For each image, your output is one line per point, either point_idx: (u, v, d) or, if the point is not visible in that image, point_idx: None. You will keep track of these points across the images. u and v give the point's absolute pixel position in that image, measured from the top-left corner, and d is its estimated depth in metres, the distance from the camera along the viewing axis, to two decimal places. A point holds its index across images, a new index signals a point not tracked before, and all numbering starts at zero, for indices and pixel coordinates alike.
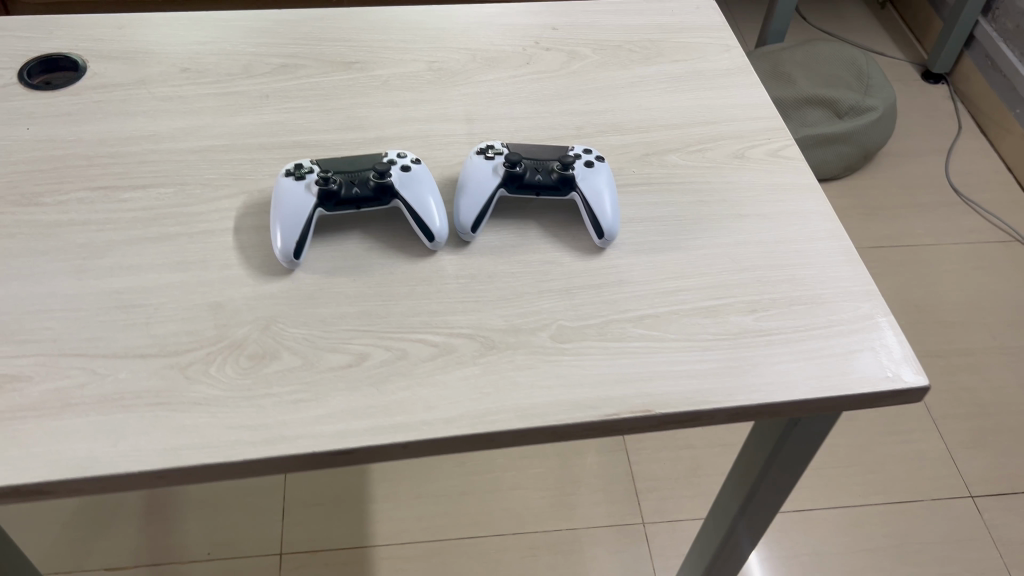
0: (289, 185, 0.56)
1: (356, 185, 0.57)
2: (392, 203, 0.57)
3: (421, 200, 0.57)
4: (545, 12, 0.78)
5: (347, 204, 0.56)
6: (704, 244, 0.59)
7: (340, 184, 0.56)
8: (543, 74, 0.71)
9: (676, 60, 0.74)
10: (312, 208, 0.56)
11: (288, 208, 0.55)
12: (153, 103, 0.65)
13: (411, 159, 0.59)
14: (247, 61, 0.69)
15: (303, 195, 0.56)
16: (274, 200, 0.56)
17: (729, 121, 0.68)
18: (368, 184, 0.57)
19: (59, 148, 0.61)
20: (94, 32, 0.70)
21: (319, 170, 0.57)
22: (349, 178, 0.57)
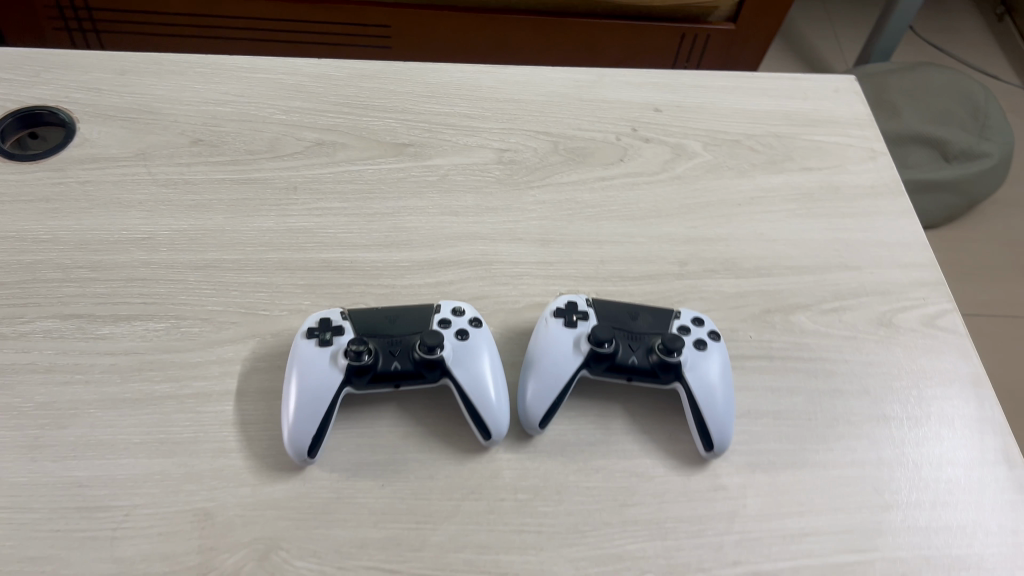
0: (311, 353, 0.43)
1: (397, 357, 0.44)
2: (439, 380, 0.44)
3: (477, 379, 0.44)
4: (648, 85, 0.62)
5: (384, 381, 0.43)
6: (840, 463, 0.46)
7: (376, 356, 0.43)
8: (640, 178, 0.56)
9: (808, 167, 0.59)
10: (337, 385, 0.43)
11: (305, 386, 0.42)
12: (153, 189, 0.52)
13: (470, 320, 0.46)
14: (274, 134, 0.56)
15: (327, 368, 0.43)
16: (290, 369, 0.43)
17: (873, 268, 0.54)
18: (412, 356, 0.43)
19: (29, 250, 0.49)
20: (90, 79, 0.57)
21: (351, 330, 0.44)
22: (388, 346, 0.44)
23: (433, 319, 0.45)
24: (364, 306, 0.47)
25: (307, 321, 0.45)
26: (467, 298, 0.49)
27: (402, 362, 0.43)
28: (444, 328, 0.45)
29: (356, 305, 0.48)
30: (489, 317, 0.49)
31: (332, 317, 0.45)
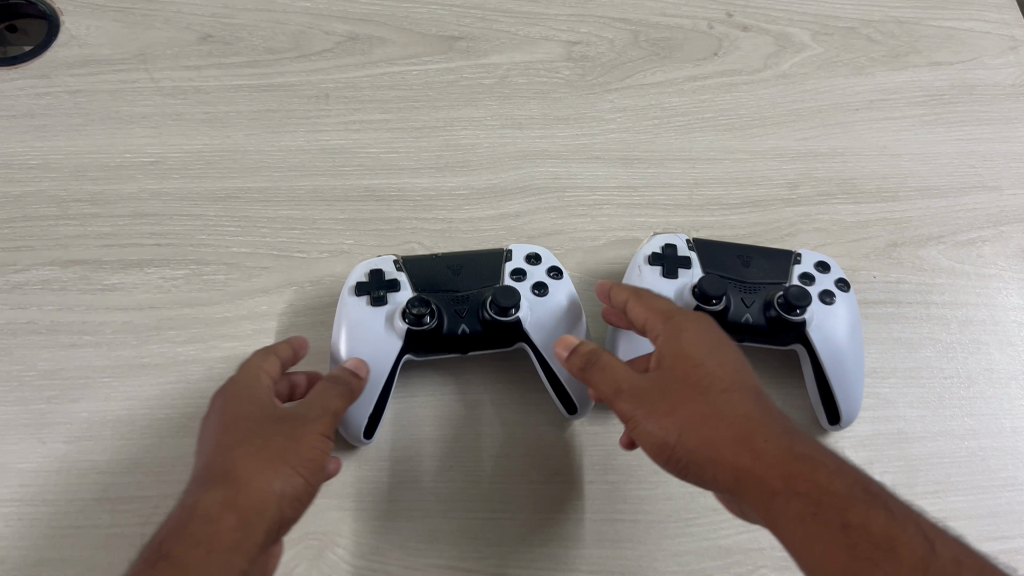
0: (361, 313, 0.36)
1: (464, 319, 0.36)
2: (513, 344, 0.37)
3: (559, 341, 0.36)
4: None
5: (448, 347, 0.36)
6: (983, 433, 0.38)
7: (439, 319, 0.36)
8: (738, 77, 0.47)
9: (936, 61, 0.49)
10: (393, 353, 0.35)
11: (355, 355, 0.35)
12: (158, 100, 0.44)
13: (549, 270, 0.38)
14: (298, 28, 0.46)
15: (381, 333, 0.35)
16: (337, 333, 0.36)
17: (1014, 187, 0.45)
18: (482, 317, 0.36)
19: (16, 179, 0.41)
20: None
21: (408, 285, 0.37)
22: (452, 306, 0.36)
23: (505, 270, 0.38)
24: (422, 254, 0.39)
25: (355, 276, 0.38)
26: (539, 233, 0.41)
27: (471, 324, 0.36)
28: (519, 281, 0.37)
29: (407, 245, 0.40)
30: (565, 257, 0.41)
31: (384, 269, 0.37)
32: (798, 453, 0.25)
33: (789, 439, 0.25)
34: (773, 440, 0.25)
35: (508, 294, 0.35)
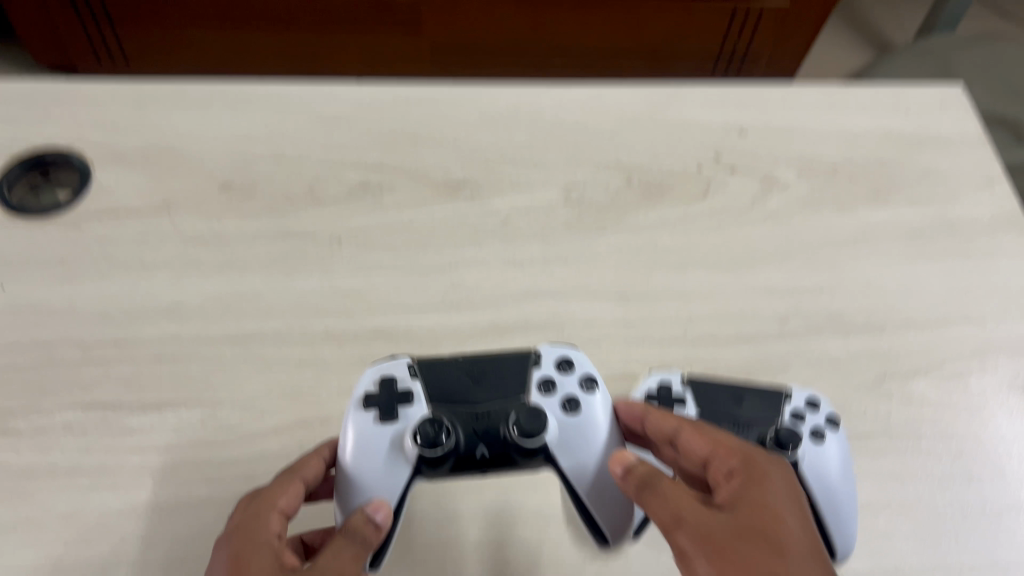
0: (378, 434, 0.38)
1: (485, 443, 0.38)
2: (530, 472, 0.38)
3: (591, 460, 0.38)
4: (729, 104, 0.55)
5: (465, 471, 0.38)
6: (978, 568, 0.39)
7: (454, 440, 0.38)
8: (727, 217, 0.50)
9: (915, 198, 0.52)
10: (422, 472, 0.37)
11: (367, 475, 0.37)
12: (180, 246, 0.46)
13: (580, 382, 0.39)
14: (314, 176, 0.50)
15: (399, 458, 0.38)
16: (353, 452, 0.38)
17: (998, 320, 0.47)
18: (501, 439, 0.38)
19: (44, 325, 0.43)
20: (106, 114, 0.51)
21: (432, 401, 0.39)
22: (476, 420, 0.38)
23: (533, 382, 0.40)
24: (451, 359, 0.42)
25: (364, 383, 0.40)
26: None
27: (487, 448, 0.38)
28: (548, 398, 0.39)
29: None
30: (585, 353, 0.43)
31: (400, 379, 0.39)
32: None
33: None
34: None
35: (532, 418, 0.37)
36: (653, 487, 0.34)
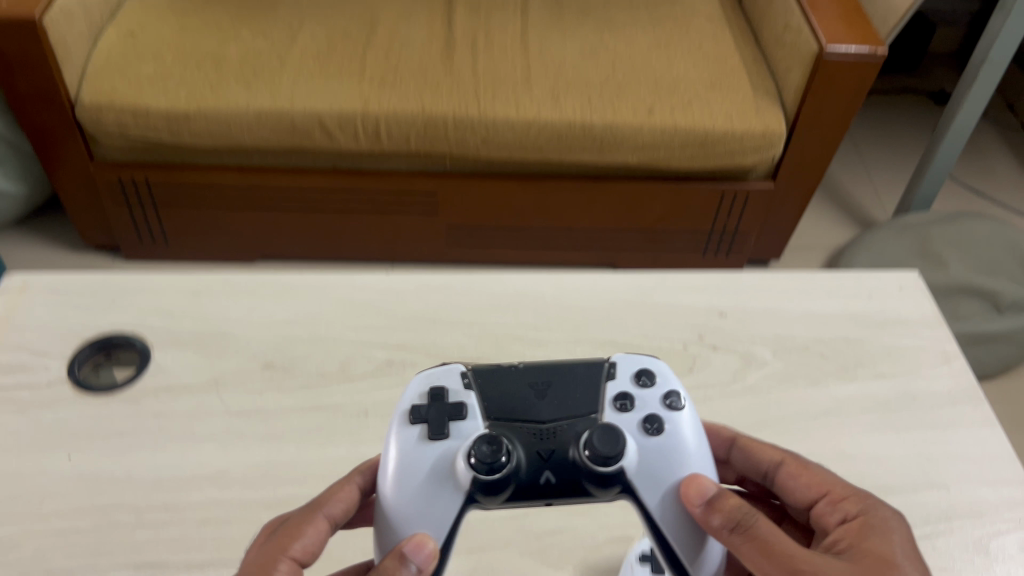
0: (437, 454, 0.47)
1: (557, 462, 0.46)
2: (597, 497, 0.46)
3: (654, 476, 0.46)
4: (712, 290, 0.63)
5: (538, 495, 0.46)
6: None
7: (522, 463, 0.46)
8: (713, 390, 0.56)
9: (877, 373, 0.58)
10: (497, 490, 0.45)
11: (416, 491, 0.46)
12: (224, 423, 0.54)
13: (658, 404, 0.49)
14: (346, 358, 0.58)
15: (445, 468, 0.46)
16: (417, 471, 0.47)
17: (956, 485, 0.52)
18: (572, 459, 0.47)
19: (106, 493, 0.50)
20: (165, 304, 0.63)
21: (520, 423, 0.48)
22: (547, 439, 0.47)
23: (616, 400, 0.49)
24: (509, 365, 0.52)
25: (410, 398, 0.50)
26: None
27: (556, 473, 0.46)
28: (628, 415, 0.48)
29: None
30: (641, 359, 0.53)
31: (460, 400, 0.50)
32: None
33: None
34: None
35: (606, 442, 0.46)
36: (750, 533, 0.43)
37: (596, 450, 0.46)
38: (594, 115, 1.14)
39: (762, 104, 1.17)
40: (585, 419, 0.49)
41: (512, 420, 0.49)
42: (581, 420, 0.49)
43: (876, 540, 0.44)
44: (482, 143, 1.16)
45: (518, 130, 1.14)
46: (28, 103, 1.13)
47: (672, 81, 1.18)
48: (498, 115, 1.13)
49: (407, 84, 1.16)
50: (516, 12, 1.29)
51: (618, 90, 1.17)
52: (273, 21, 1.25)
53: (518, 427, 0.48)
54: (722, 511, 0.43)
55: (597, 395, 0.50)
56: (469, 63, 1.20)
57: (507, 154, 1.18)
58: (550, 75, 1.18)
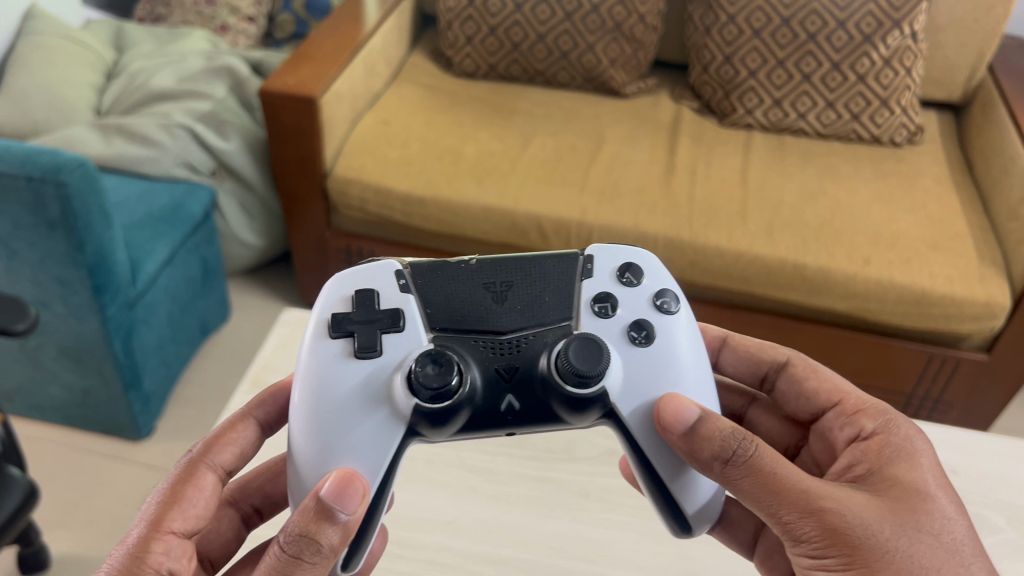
0: (374, 375, 0.49)
1: (519, 381, 0.49)
2: (572, 422, 0.49)
3: (634, 406, 0.50)
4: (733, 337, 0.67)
5: (496, 419, 0.49)
6: None
7: (478, 383, 0.48)
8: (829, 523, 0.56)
9: None
10: (446, 418, 0.47)
11: (340, 418, 0.48)
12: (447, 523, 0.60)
13: (643, 331, 0.51)
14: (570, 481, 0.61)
15: (371, 394, 0.48)
16: (351, 395, 0.48)
17: None
18: (539, 373, 0.49)
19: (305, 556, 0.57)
20: None
21: (486, 343, 0.50)
22: (507, 356, 0.49)
23: (597, 313, 0.51)
24: (462, 267, 0.53)
25: (334, 306, 0.51)
26: None
27: (518, 398, 0.49)
28: (623, 337, 0.51)
29: None
30: (623, 253, 0.55)
31: (404, 308, 0.51)
32: (888, 521, 0.48)
33: (889, 514, 0.49)
34: (877, 508, 0.49)
35: (583, 361, 0.48)
36: (747, 465, 0.48)
37: (573, 369, 0.48)
38: (808, 257, 1.14)
39: (986, 273, 1.13)
40: (556, 327, 0.51)
41: (467, 331, 0.50)
42: (549, 329, 0.50)
43: (894, 464, 0.53)
44: (690, 266, 1.18)
45: (728, 260, 1.16)
46: (288, 169, 1.27)
47: (892, 236, 1.17)
48: (710, 244, 1.16)
49: (626, 200, 1.22)
50: (738, 148, 1.33)
51: (834, 236, 1.17)
52: (509, 127, 1.36)
53: (474, 336, 0.50)
54: (716, 445, 0.48)
55: (572, 296, 0.52)
56: (686, 189, 1.24)
57: (713, 282, 1.19)
58: (766, 212, 1.20)
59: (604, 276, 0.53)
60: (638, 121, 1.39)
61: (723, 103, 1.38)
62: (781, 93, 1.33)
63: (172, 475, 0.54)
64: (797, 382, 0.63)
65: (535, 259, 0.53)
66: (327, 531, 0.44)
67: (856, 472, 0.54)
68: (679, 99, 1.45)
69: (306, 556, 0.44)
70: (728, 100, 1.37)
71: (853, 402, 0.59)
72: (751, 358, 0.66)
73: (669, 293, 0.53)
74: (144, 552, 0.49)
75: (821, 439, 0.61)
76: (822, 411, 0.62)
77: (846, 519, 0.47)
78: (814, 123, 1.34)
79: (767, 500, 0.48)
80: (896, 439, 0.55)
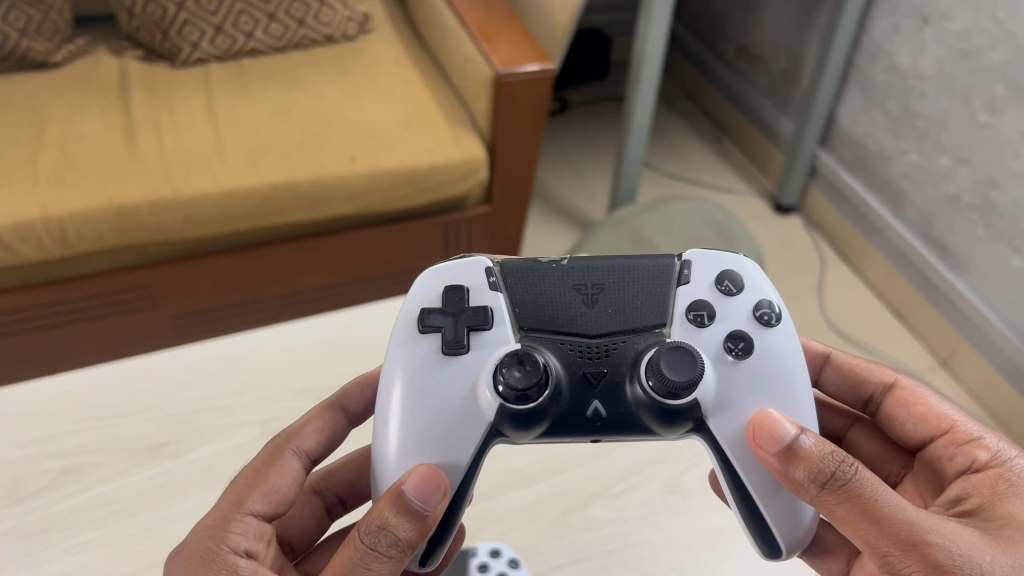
0: (461, 379, 0.51)
1: (605, 387, 0.52)
2: (660, 433, 0.51)
3: (726, 402, 0.52)
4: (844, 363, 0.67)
5: (582, 424, 0.51)
6: None
7: (568, 397, 0.51)
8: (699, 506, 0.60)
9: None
10: (532, 422, 0.50)
11: (437, 421, 0.51)
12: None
13: (744, 333, 0.53)
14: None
15: (464, 403, 0.51)
16: (433, 395, 0.51)
17: None
18: (625, 379, 0.52)
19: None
20: None
21: (551, 364, 0.52)
22: (595, 361, 0.52)
23: (697, 318, 0.53)
24: (554, 267, 0.55)
25: (425, 303, 0.54)
26: None
27: (604, 405, 0.51)
28: (723, 342, 0.53)
29: None
30: (727, 261, 0.56)
31: (496, 317, 0.53)
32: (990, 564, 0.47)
33: (994, 556, 0.48)
34: (986, 552, 0.47)
35: (676, 371, 0.50)
36: (843, 489, 0.47)
37: (662, 376, 0.50)
38: (297, 172, 1.12)
39: (458, 135, 1.22)
40: (647, 332, 0.53)
41: (557, 332, 0.53)
42: (640, 334, 0.53)
43: (1008, 501, 0.53)
44: (185, 223, 1.10)
45: (221, 204, 1.10)
46: None
47: (368, 128, 1.20)
48: (196, 192, 1.08)
49: (89, 177, 1.08)
50: (199, 86, 1.25)
51: (316, 144, 1.16)
52: None
53: (563, 339, 0.53)
54: (808, 464, 0.48)
55: (667, 301, 0.54)
56: (154, 145, 1.14)
57: (217, 229, 1.13)
58: (243, 140, 1.16)
59: (703, 284, 0.55)
60: (77, 88, 1.23)
61: (165, 43, 1.28)
62: (220, 19, 1.27)
63: (261, 458, 0.57)
64: (904, 405, 0.62)
65: (632, 263, 0.55)
66: (399, 522, 0.46)
67: (969, 506, 0.54)
68: (120, 52, 1.32)
69: (382, 547, 0.46)
70: (169, 39, 1.27)
71: (965, 432, 0.59)
72: (857, 376, 0.66)
73: (771, 305, 0.54)
74: (223, 532, 0.52)
75: (928, 467, 0.61)
76: (929, 439, 0.61)
77: (951, 555, 0.46)
78: (265, 39, 1.31)
79: (866, 528, 0.47)
80: (1011, 475, 0.55)
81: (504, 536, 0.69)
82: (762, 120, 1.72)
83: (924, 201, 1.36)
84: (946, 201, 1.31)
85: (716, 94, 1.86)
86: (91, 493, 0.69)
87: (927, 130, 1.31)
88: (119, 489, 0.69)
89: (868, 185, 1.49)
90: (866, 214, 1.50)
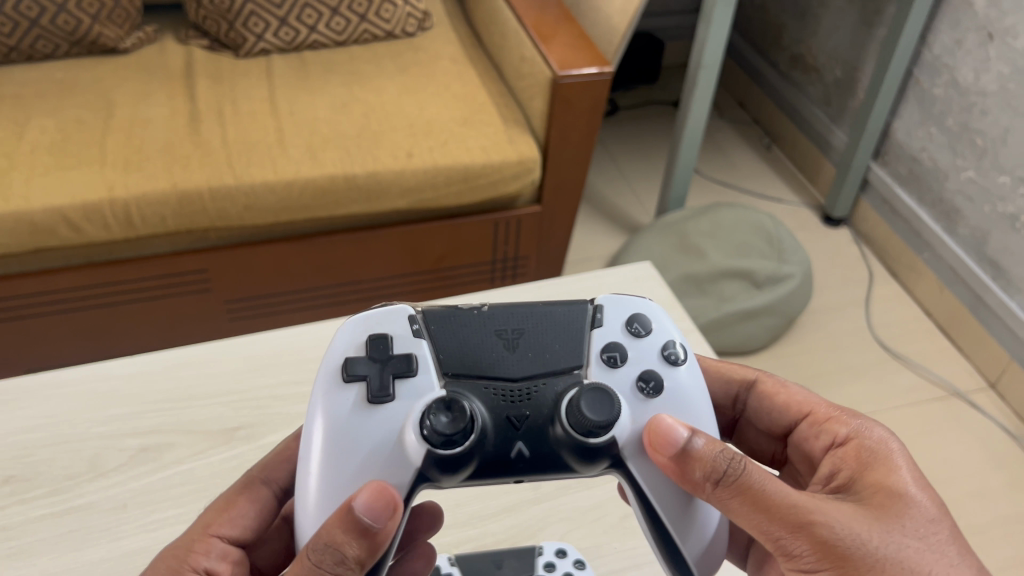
0: (387, 421, 0.48)
1: (529, 429, 0.48)
2: (580, 471, 0.48)
3: (638, 445, 0.48)
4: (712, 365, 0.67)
5: (505, 467, 0.47)
6: None
7: (490, 438, 0.47)
8: None
9: None
10: (457, 466, 0.46)
11: (359, 467, 0.46)
12: None
13: (654, 374, 0.51)
14: None
15: (388, 449, 0.47)
16: (354, 440, 0.47)
17: None
18: (551, 421, 0.48)
19: None
20: None
21: (479, 408, 0.47)
22: (517, 403, 0.48)
23: (607, 354, 0.51)
24: (474, 312, 0.51)
25: (347, 351, 0.50)
26: None
27: (529, 446, 0.47)
28: (635, 378, 0.50)
29: None
30: (633, 303, 0.54)
31: (417, 358, 0.49)
32: (877, 543, 0.47)
33: (875, 529, 0.48)
34: (866, 527, 0.48)
35: (599, 412, 0.47)
36: (735, 485, 0.46)
37: (586, 415, 0.46)
38: (355, 166, 1.14)
39: (513, 135, 1.23)
40: (567, 374, 0.49)
41: (478, 376, 0.49)
42: (560, 376, 0.49)
43: (875, 469, 0.52)
44: (245, 211, 1.13)
45: (280, 193, 1.12)
46: None
47: (424, 124, 1.21)
48: (256, 181, 1.11)
49: (154, 163, 1.10)
50: (262, 78, 1.28)
51: (374, 139, 1.18)
52: None
53: (486, 383, 0.49)
54: (703, 464, 0.46)
55: (581, 344, 0.51)
56: (217, 133, 1.16)
57: (274, 218, 1.15)
58: (302, 132, 1.17)
59: (613, 325, 0.52)
60: (145, 75, 1.26)
61: (231, 34, 1.31)
62: (285, 11, 1.29)
63: (231, 488, 0.56)
64: (767, 398, 0.63)
65: (547, 307, 0.52)
66: (348, 541, 0.43)
67: (839, 482, 0.54)
68: (186, 40, 1.34)
69: (326, 566, 0.42)
70: (234, 30, 1.30)
71: (824, 411, 0.60)
72: (719, 376, 0.66)
73: (677, 343, 0.52)
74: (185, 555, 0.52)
75: (800, 452, 0.61)
76: (795, 423, 0.62)
77: (837, 534, 0.47)
78: (328, 33, 1.33)
79: (757, 518, 0.47)
80: (870, 443, 0.55)
81: (564, 537, 0.70)
82: (815, 131, 1.70)
83: (979, 220, 1.34)
84: (1002, 221, 1.30)
85: (768, 103, 1.85)
86: (169, 473, 0.71)
87: (986, 148, 1.30)
88: (193, 471, 0.71)
89: (922, 202, 1.47)
90: (918, 230, 1.48)
